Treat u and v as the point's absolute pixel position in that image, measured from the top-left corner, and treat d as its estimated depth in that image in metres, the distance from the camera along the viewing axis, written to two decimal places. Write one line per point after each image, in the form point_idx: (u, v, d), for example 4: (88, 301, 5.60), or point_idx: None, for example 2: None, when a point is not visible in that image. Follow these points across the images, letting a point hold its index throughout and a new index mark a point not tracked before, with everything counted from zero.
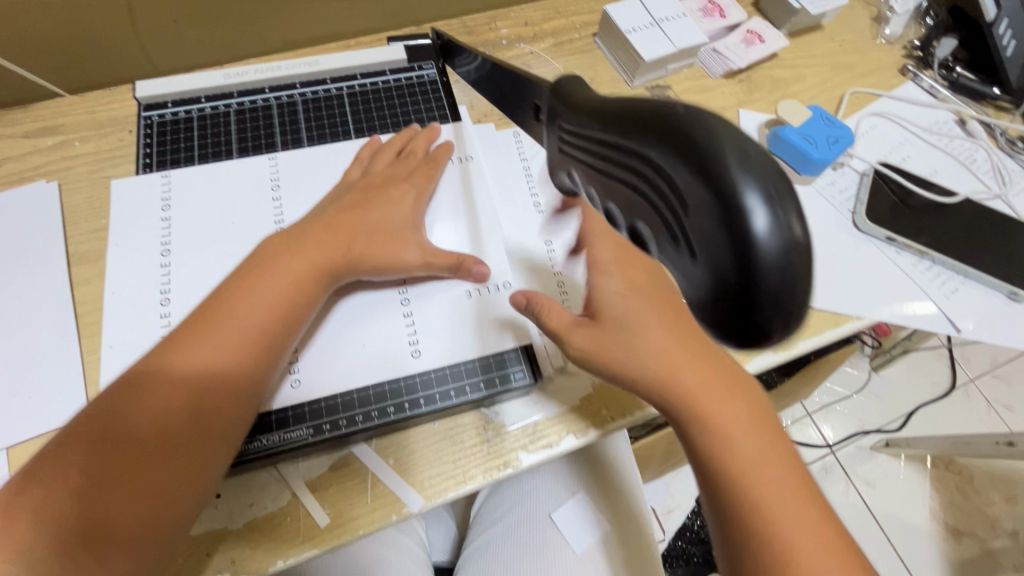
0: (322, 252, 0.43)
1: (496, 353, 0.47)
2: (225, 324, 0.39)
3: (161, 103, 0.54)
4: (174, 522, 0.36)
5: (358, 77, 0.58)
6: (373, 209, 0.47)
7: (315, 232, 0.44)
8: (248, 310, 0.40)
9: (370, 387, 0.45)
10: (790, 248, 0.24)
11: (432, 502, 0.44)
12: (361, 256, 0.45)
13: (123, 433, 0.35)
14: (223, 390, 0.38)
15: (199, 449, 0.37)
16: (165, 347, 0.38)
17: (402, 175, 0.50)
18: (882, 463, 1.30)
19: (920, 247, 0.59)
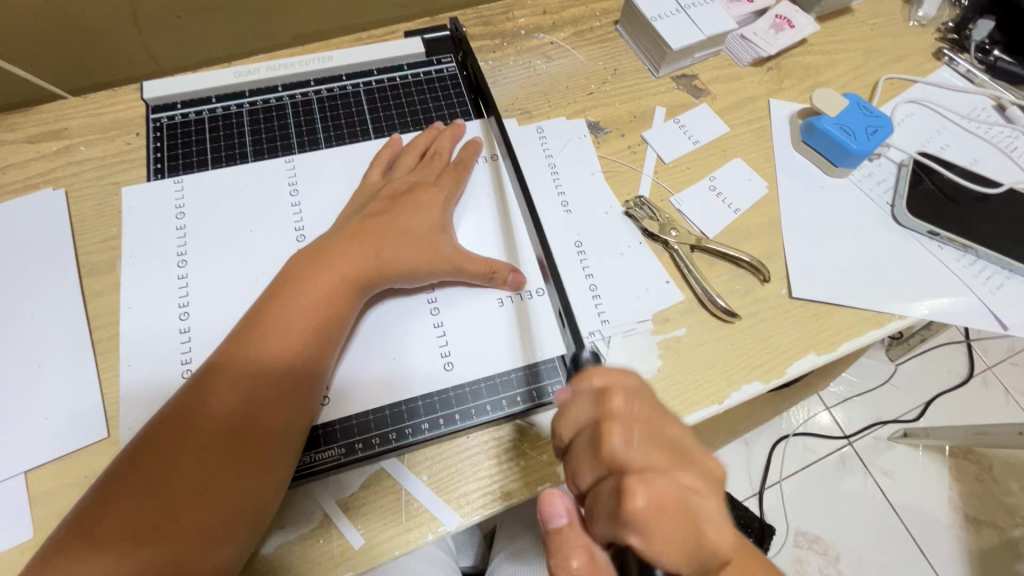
0: (354, 262, 0.41)
1: (531, 365, 0.45)
2: (274, 333, 0.39)
3: (170, 103, 0.52)
4: (254, 516, 0.37)
5: (375, 73, 0.56)
6: (400, 214, 0.44)
7: (346, 239, 0.42)
8: (296, 319, 0.39)
9: (403, 404, 0.43)
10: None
11: (469, 520, 0.42)
12: (391, 263, 0.42)
13: (200, 435, 0.36)
14: (287, 390, 0.39)
15: (262, 458, 0.37)
16: (227, 350, 0.39)
17: (429, 178, 0.48)
18: (900, 453, 1.28)
19: (964, 240, 0.57)
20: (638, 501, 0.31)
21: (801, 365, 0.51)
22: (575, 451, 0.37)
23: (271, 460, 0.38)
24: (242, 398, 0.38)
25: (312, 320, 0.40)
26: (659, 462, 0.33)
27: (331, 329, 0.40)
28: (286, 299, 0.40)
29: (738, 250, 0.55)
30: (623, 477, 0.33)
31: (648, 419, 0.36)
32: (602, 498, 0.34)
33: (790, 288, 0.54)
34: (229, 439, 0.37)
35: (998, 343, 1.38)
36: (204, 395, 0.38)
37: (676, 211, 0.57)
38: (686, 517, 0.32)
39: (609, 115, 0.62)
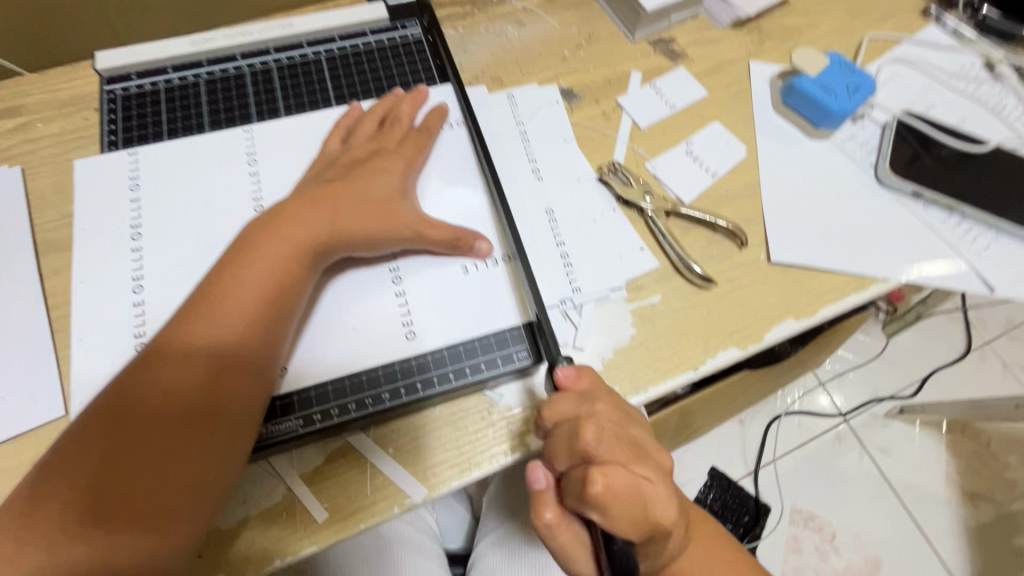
0: (306, 229, 0.39)
1: (496, 332, 0.44)
2: (226, 305, 0.37)
3: (124, 75, 0.50)
4: (210, 493, 0.36)
5: (337, 40, 0.54)
6: (357, 180, 0.43)
7: (299, 205, 0.41)
8: (245, 291, 0.38)
9: (362, 373, 0.41)
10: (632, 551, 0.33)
11: (436, 492, 0.42)
12: (347, 229, 0.40)
13: (148, 411, 0.35)
14: (239, 365, 0.37)
15: (220, 433, 0.36)
16: (175, 324, 0.37)
17: (390, 145, 0.46)
18: (897, 430, 1.27)
19: (949, 200, 0.55)
20: (599, 488, 0.32)
21: (779, 331, 0.49)
22: (549, 437, 0.36)
23: (228, 435, 0.36)
24: (193, 371, 0.36)
25: (265, 291, 0.38)
26: (624, 455, 0.33)
27: (286, 301, 0.39)
28: (238, 271, 0.38)
29: (715, 215, 0.53)
30: (589, 468, 0.33)
31: (617, 416, 0.36)
32: (571, 484, 0.34)
33: (768, 252, 0.52)
34: (182, 417, 0.35)
35: (996, 318, 1.36)
36: (155, 373, 0.36)
37: (652, 177, 0.55)
38: (645, 509, 0.33)
39: (583, 81, 0.60)
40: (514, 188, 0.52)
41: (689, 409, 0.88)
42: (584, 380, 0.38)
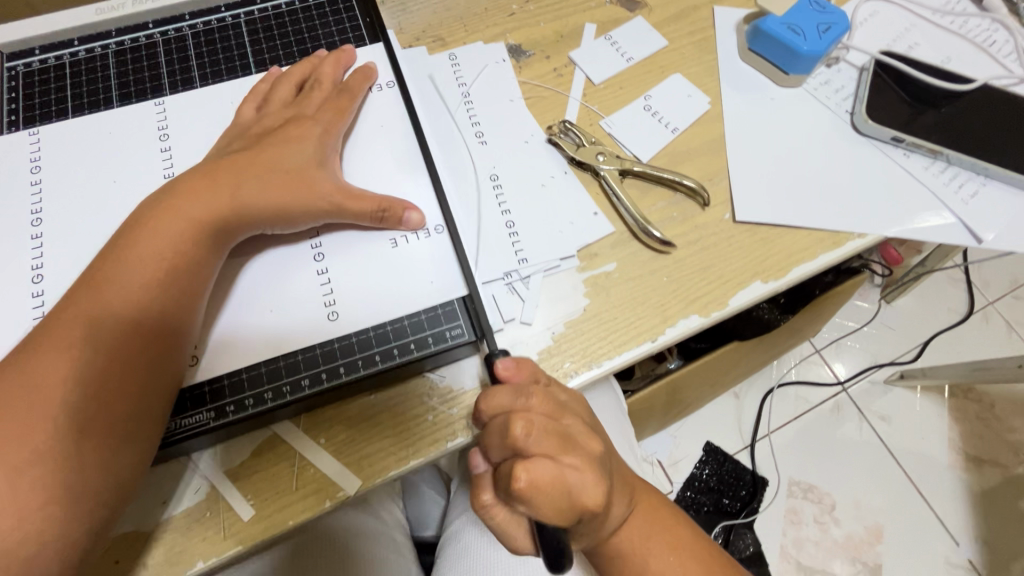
0: (204, 200, 0.37)
1: (427, 310, 0.40)
2: (115, 286, 0.34)
3: (26, 50, 0.47)
4: (108, 488, 0.32)
5: (258, 2, 0.49)
6: (267, 150, 0.39)
7: (197, 177, 0.38)
8: (140, 267, 0.35)
9: (280, 359, 0.39)
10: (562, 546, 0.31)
11: (370, 483, 0.39)
12: (250, 202, 0.37)
13: (25, 402, 0.31)
14: (136, 347, 0.34)
15: (110, 424, 0.32)
16: (61, 310, 0.34)
17: (309, 112, 0.43)
18: (897, 397, 1.23)
19: (933, 145, 0.50)
20: (523, 484, 0.29)
21: (746, 295, 0.46)
22: (484, 429, 0.34)
23: (121, 426, 0.33)
24: (79, 357, 0.32)
25: (158, 269, 0.35)
26: (553, 446, 0.31)
27: (185, 280, 0.36)
28: (128, 249, 0.35)
29: (677, 174, 0.49)
30: (515, 462, 0.30)
31: (551, 408, 0.33)
32: (500, 477, 0.31)
33: (734, 211, 0.48)
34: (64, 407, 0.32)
35: (1000, 277, 1.31)
36: (32, 364, 0.32)
37: (606, 136, 0.51)
38: (575, 502, 0.30)
39: (532, 36, 0.55)
40: (454, 155, 0.48)
41: (676, 386, 0.84)
42: (522, 374, 0.35)
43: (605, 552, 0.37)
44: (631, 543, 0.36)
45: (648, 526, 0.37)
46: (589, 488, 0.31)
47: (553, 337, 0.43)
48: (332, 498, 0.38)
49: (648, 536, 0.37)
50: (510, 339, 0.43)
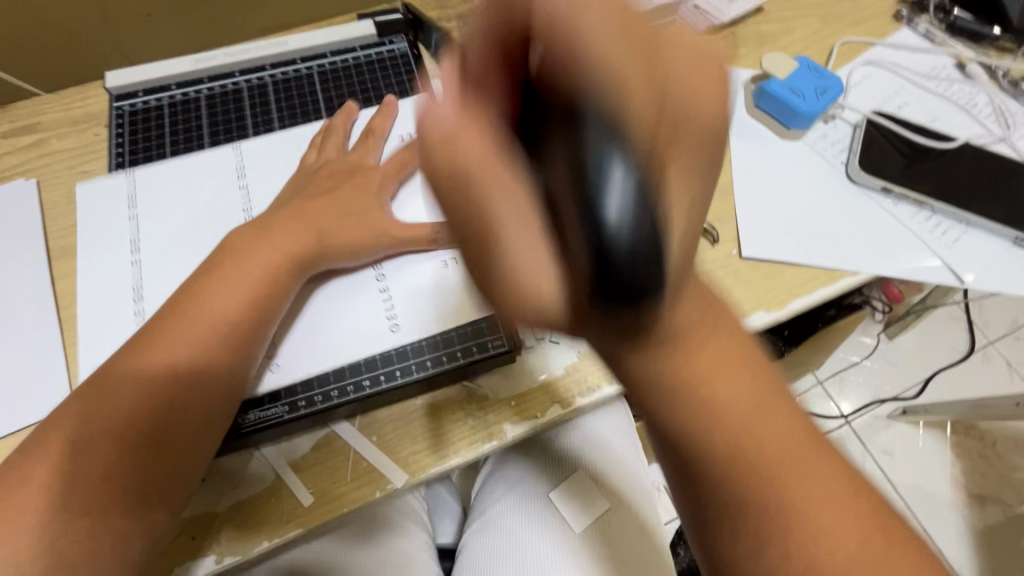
0: (288, 240, 0.45)
1: (473, 323, 0.46)
2: (206, 304, 0.42)
3: (132, 92, 0.54)
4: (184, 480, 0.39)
5: (329, 55, 0.57)
6: (336, 196, 0.49)
7: (286, 218, 0.47)
8: (230, 292, 0.43)
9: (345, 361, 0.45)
10: (643, 244, 0.23)
11: (415, 476, 0.44)
12: (328, 240, 0.46)
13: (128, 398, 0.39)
14: (220, 360, 0.41)
15: (180, 430, 0.39)
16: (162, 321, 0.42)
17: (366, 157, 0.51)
18: (899, 431, 1.26)
19: (918, 195, 0.56)
20: (541, 49, 0.25)
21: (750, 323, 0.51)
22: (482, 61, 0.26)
23: (188, 431, 0.39)
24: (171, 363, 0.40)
25: (243, 293, 0.43)
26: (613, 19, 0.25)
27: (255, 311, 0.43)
28: (211, 286, 0.43)
29: None
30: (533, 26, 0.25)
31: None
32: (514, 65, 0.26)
33: (739, 248, 0.54)
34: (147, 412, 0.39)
35: (1000, 318, 1.35)
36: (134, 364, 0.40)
37: None
38: (606, 66, 0.24)
39: None
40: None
41: None
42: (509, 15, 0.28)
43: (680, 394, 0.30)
44: (717, 400, 0.31)
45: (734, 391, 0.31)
46: (674, 80, 0.26)
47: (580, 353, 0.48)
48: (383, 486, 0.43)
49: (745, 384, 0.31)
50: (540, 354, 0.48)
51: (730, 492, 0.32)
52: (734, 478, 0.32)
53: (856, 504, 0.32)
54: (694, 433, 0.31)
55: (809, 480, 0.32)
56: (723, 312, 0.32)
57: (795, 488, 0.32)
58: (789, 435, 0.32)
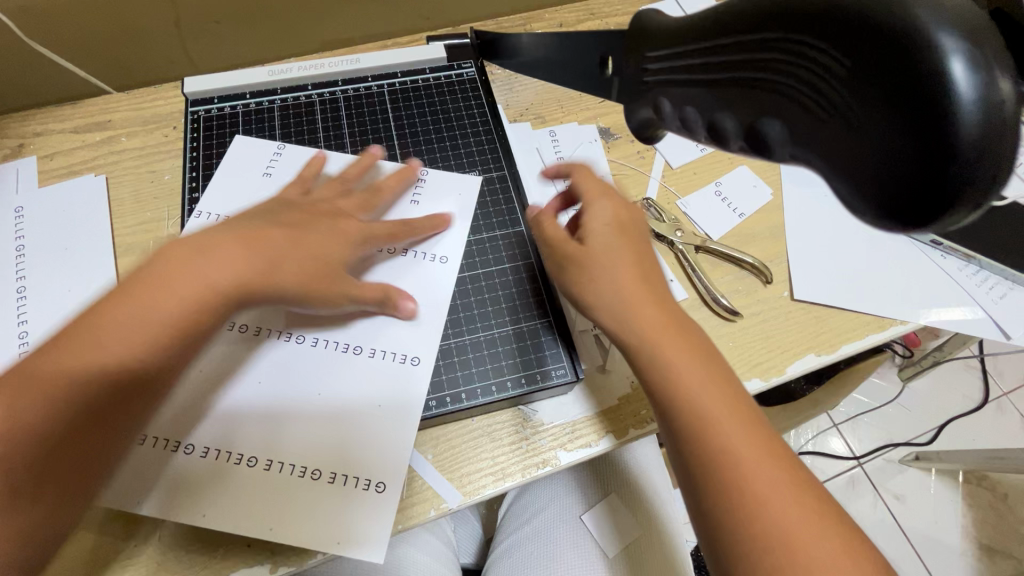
0: (233, 270, 0.38)
1: (535, 351, 0.48)
2: (111, 332, 0.35)
3: (207, 98, 0.56)
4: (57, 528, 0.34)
5: (399, 75, 0.59)
6: (305, 235, 0.43)
7: (235, 238, 0.40)
8: (142, 320, 0.35)
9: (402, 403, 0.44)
10: (998, 117, 0.16)
11: (470, 498, 0.44)
12: (277, 282, 0.40)
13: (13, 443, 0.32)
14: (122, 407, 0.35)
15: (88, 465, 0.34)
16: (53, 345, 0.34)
17: (342, 208, 0.48)
18: (911, 477, 1.26)
19: (966, 250, 0.58)
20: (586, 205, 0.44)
21: (801, 365, 0.52)
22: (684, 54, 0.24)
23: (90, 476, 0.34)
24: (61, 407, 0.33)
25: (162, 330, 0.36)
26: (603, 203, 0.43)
27: (182, 349, 0.37)
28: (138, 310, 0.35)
29: (741, 253, 0.56)
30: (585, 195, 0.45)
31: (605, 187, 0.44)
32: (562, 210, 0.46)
33: (792, 290, 0.55)
34: (52, 444, 0.33)
35: (1014, 369, 1.36)
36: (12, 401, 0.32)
37: (682, 214, 0.59)
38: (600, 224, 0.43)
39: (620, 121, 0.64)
40: None
41: None
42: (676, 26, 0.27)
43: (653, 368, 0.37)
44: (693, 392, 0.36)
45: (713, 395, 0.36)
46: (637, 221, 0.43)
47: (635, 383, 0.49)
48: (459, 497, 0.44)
49: (720, 390, 0.36)
50: (599, 383, 0.49)
51: (716, 499, 0.34)
52: (747, 534, 0.32)
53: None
54: (703, 467, 0.34)
55: (830, 554, 0.31)
56: (707, 353, 0.38)
57: (814, 562, 0.31)
58: (803, 502, 0.33)
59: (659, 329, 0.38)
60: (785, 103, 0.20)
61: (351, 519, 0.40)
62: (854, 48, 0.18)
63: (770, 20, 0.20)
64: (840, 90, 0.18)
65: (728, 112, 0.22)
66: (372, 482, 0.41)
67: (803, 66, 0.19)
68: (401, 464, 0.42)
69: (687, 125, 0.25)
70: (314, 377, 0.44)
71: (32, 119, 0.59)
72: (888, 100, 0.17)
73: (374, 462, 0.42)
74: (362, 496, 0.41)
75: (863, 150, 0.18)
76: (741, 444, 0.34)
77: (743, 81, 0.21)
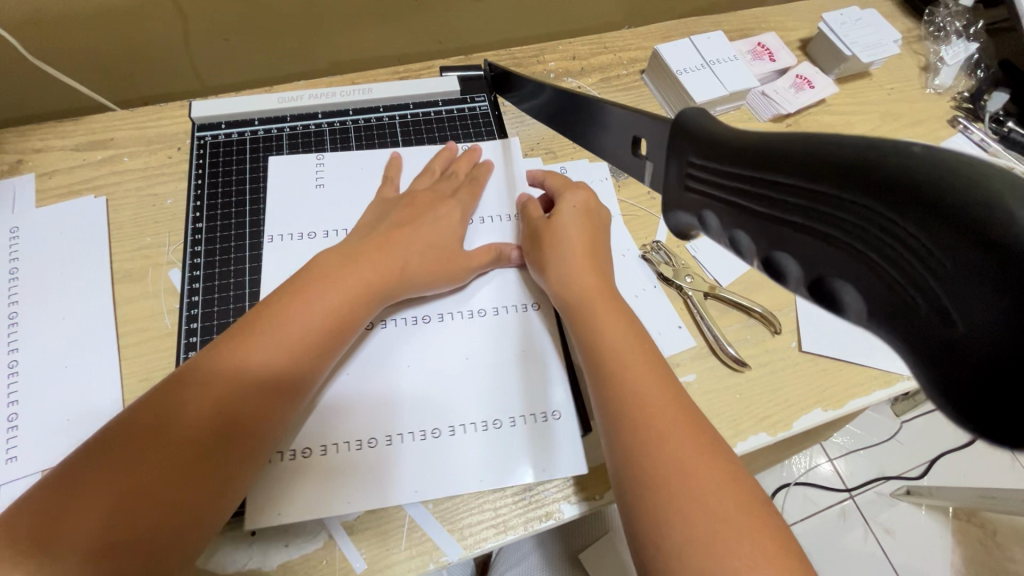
0: (375, 272, 0.46)
1: (542, 402, 0.47)
2: (265, 341, 0.40)
3: (214, 123, 0.58)
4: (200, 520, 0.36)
5: (411, 106, 0.61)
6: (423, 223, 0.51)
7: (374, 246, 0.48)
8: (301, 322, 0.42)
9: (521, 370, 0.48)
10: None
11: (470, 551, 0.43)
12: (414, 272, 0.48)
13: (170, 431, 0.36)
14: (268, 399, 0.39)
15: (220, 469, 0.37)
16: (212, 350, 0.40)
17: (446, 191, 0.54)
18: (902, 511, 1.25)
19: None
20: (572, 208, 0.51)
21: (809, 419, 0.51)
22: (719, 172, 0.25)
23: (236, 467, 0.38)
24: (211, 403, 0.37)
25: (309, 333, 0.42)
26: (585, 215, 0.51)
27: (322, 355, 0.42)
28: (272, 328, 0.41)
29: (751, 301, 0.56)
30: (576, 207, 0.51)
31: (588, 200, 0.52)
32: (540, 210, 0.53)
33: (800, 341, 0.54)
34: (201, 436, 0.36)
35: None
36: (174, 396, 0.37)
37: (691, 258, 0.58)
38: (587, 231, 0.50)
39: None
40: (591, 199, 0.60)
41: None
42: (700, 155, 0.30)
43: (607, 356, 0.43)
44: (641, 384, 0.41)
45: (658, 393, 0.40)
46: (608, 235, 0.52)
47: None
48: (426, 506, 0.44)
49: (669, 396, 0.41)
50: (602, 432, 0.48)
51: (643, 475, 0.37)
52: (645, 460, 0.38)
53: (760, 519, 0.35)
54: (617, 406, 0.41)
55: (715, 482, 0.36)
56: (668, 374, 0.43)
57: (700, 485, 0.36)
58: (699, 442, 0.38)
59: (596, 296, 0.47)
60: (862, 269, 0.19)
61: (388, 480, 0.43)
62: (932, 223, 0.17)
63: (842, 176, 0.19)
64: (929, 266, 0.17)
65: (793, 258, 0.22)
66: (543, 413, 0.47)
67: (862, 226, 0.19)
68: (520, 398, 0.47)
69: (736, 248, 0.25)
70: (402, 357, 0.48)
71: (31, 134, 0.58)
72: (989, 291, 0.16)
73: (484, 414, 0.46)
74: (545, 426, 0.46)
75: (946, 346, 0.17)
76: (647, 391, 0.41)
77: (811, 230, 0.20)
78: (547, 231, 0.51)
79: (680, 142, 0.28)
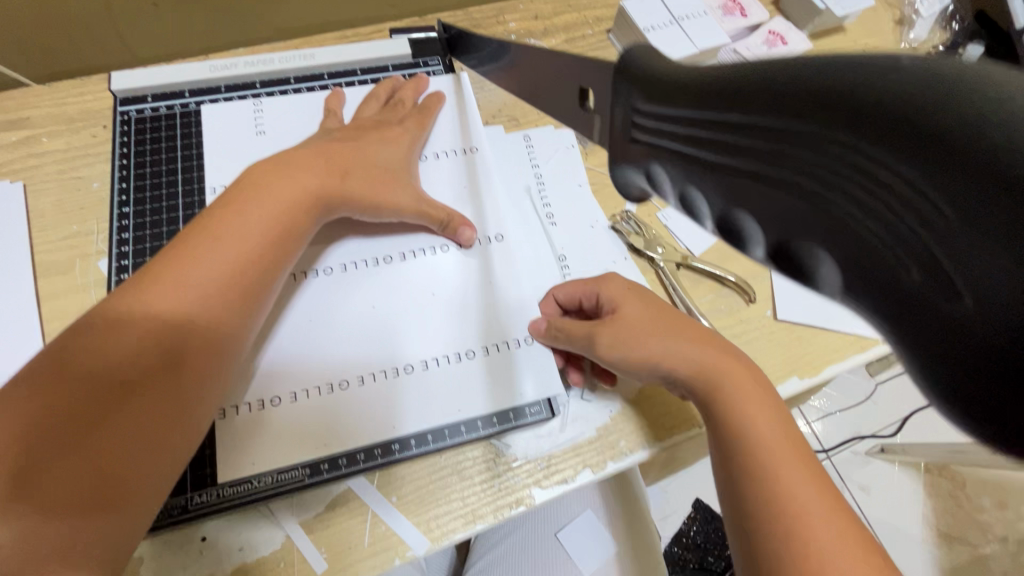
0: (315, 178, 0.42)
1: (500, 338, 0.45)
2: (201, 262, 0.36)
3: (140, 96, 0.52)
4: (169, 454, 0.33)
5: (359, 72, 0.56)
6: (371, 150, 0.47)
7: (313, 153, 0.44)
8: (241, 235, 0.38)
9: (477, 297, 0.46)
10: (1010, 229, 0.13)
11: (438, 544, 0.40)
12: (353, 193, 0.44)
13: (106, 370, 0.32)
14: (211, 326, 0.36)
15: (168, 405, 0.33)
16: (135, 285, 0.35)
17: (394, 120, 0.51)
18: (876, 467, 1.22)
19: None
20: (626, 292, 0.43)
21: (785, 389, 0.50)
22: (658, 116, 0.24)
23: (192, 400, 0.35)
24: (152, 338, 0.33)
25: (246, 249, 0.38)
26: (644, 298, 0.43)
27: (268, 269, 0.39)
28: (207, 245, 0.37)
29: (723, 269, 0.53)
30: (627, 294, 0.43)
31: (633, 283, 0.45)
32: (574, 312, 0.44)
33: (775, 309, 0.53)
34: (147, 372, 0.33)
35: None
36: (103, 338, 0.33)
37: (663, 228, 0.55)
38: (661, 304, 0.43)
39: None
40: (547, 138, 0.56)
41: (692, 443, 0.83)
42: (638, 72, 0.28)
43: (716, 397, 0.38)
44: (753, 419, 0.36)
45: (765, 419, 0.36)
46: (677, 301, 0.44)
47: (641, 389, 0.46)
48: (367, 478, 0.41)
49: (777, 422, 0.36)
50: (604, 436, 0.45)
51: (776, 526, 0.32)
52: (763, 496, 0.33)
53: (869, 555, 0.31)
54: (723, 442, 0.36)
55: (810, 484, 0.33)
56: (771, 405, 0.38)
57: (794, 480, 0.33)
58: (790, 434, 0.36)
59: (724, 366, 0.39)
60: (819, 218, 0.16)
61: (341, 417, 0.41)
62: (937, 150, 0.14)
63: (845, 102, 0.15)
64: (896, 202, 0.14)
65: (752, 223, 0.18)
66: (500, 342, 0.45)
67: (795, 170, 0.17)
68: (479, 328, 0.45)
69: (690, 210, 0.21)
70: (349, 293, 0.45)
71: None
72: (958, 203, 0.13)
73: (445, 347, 0.44)
74: (507, 354, 0.45)
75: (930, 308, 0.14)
76: (760, 417, 0.36)
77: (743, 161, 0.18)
78: (618, 321, 0.42)
79: (626, 90, 0.26)
